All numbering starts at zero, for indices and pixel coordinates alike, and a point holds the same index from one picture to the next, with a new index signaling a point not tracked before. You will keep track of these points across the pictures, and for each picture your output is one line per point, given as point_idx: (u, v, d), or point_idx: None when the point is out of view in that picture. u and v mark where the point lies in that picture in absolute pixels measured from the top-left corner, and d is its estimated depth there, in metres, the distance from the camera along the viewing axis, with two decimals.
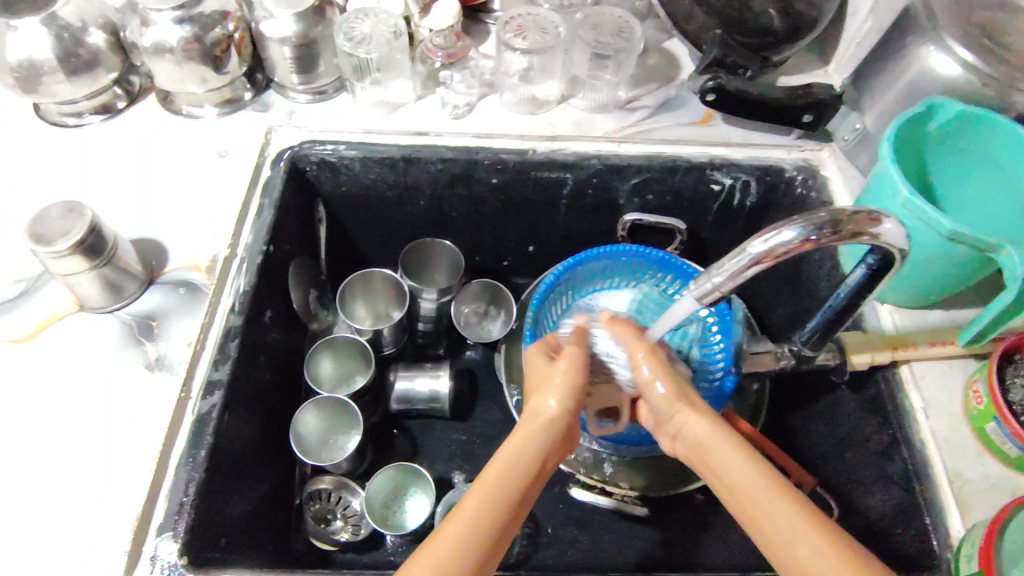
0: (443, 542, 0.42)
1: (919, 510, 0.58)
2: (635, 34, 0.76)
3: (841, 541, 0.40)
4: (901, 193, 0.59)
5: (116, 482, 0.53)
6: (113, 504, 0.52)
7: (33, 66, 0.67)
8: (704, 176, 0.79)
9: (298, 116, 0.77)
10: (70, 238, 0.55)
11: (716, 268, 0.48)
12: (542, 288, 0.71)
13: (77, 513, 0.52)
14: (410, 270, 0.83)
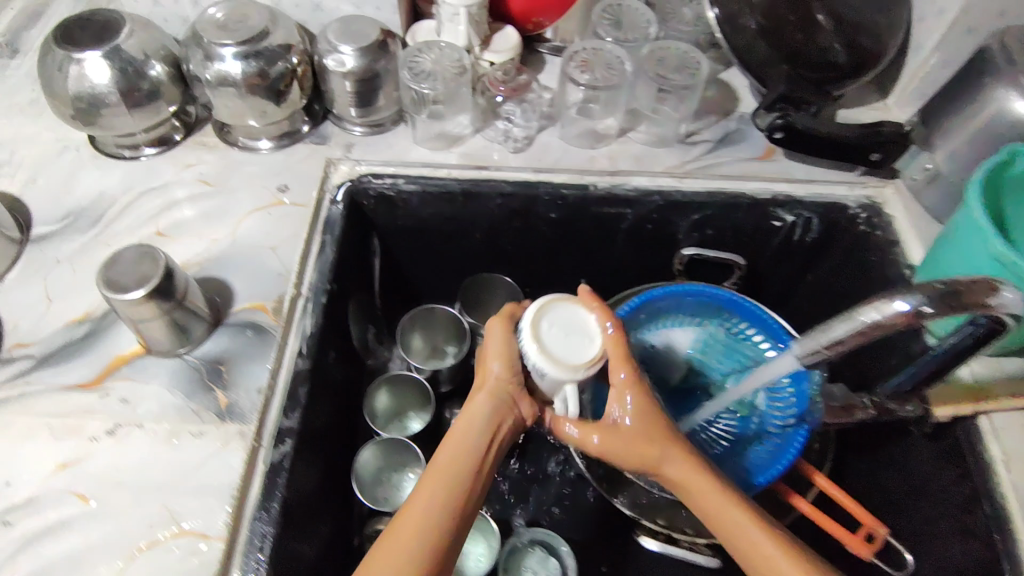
0: (406, 527, 0.51)
1: (1004, 567, 0.56)
2: (701, 71, 0.74)
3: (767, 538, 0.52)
4: (992, 245, 0.57)
5: (190, 537, 0.52)
6: (187, 560, 0.51)
7: (95, 99, 0.66)
8: (766, 213, 0.78)
9: (355, 148, 0.76)
10: (146, 285, 0.54)
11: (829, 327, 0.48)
12: None
13: (150, 569, 0.50)
14: (467, 305, 0.82)
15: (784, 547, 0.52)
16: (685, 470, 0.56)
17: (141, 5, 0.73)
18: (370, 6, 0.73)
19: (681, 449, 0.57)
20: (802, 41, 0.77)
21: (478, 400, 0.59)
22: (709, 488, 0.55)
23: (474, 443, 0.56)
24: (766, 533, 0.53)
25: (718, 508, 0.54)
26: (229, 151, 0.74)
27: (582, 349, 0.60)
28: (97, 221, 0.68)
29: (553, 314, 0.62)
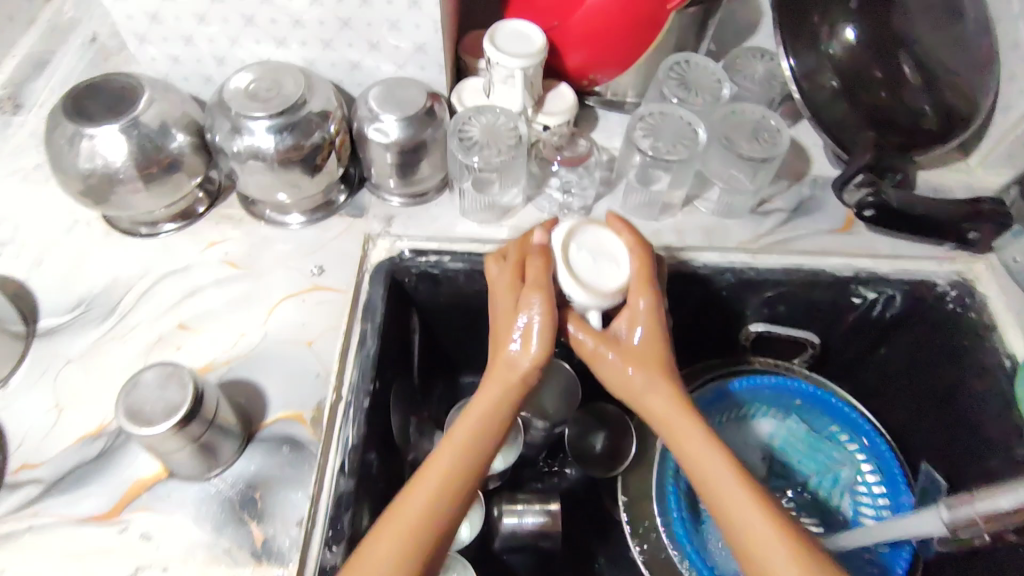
0: (411, 513, 0.47)
1: None
2: (781, 141, 0.66)
3: (771, 515, 0.46)
4: None
5: None
6: None
7: (109, 178, 0.58)
8: (846, 291, 0.71)
9: (396, 221, 0.68)
10: (173, 417, 0.47)
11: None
12: None
13: None
14: None
15: (768, 507, 0.47)
16: (678, 414, 0.52)
17: (159, 64, 0.66)
18: (413, 65, 0.66)
19: (674, 387, 0.54)
20: (888, 103, 0.70)
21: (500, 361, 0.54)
22: (701, 436, 0.51)
23: (484, 397, 0.53)
24: (755, 493, 0.47)
25: (706, 459, 0.50)
26: (256, 225, 0.67)
27: (612, 274, 0.57)
28: (111, 311, 0.61)
29: (581, 238, 0.59)
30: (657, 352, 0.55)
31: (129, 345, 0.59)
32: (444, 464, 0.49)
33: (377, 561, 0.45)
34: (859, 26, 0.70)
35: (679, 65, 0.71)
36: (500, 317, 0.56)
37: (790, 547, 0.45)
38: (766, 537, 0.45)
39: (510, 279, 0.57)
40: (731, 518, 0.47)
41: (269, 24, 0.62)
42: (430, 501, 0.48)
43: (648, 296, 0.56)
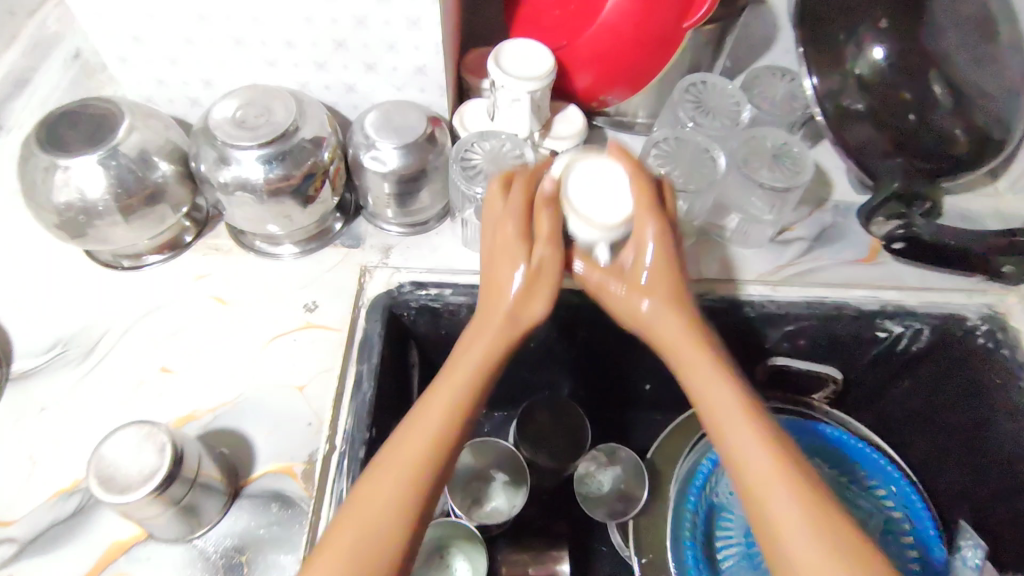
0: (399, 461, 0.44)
1: None
2: (806, 169, 0.62)
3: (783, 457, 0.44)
4: None
5: None
6: None
7: (87, 211, 0.55)
8: (871, 325, 0.67)
9: (395, 252, 0.64)
10: (150, 483, 0.43)
11: None
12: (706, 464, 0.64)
13: None
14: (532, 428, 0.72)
15: (779, 450, 0.44)
16: (689, 349, 0.49)
17: (143, 86, 0.62)
18: (413, 87, 0.62)
19: (682, 318, 0.50)
20: (915, 126, 0.66)
21: (494, 301, 0.50)
22: (711, 373, 0.48)
23: (479, 340, 0.49)
24: (767, 435, 0.45)
25: (717, 396, 0.47)
26: (245, 257, 0.63)
27: (614, 206, 0.53)
28: (89, 351, 0.57)
29: (580, 174, 0.55)
30: (669, 282, 0.51)
31: (108, 390, 0.56)
32: (439, 410, 0.46)
33: (365, 514, 0.42)
34: (888, 45, 0.66)
35: (696, 86, 0.67)
36: (497, 258, 0.51)
37: (802, 494, 0.42)
38: (775, 481, 0.43)
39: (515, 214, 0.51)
40: (738, 457, 0.45)
41: (259, 45, 0.58)
42: (423, 449, 0.44)
43: (655, 221, 0.51)
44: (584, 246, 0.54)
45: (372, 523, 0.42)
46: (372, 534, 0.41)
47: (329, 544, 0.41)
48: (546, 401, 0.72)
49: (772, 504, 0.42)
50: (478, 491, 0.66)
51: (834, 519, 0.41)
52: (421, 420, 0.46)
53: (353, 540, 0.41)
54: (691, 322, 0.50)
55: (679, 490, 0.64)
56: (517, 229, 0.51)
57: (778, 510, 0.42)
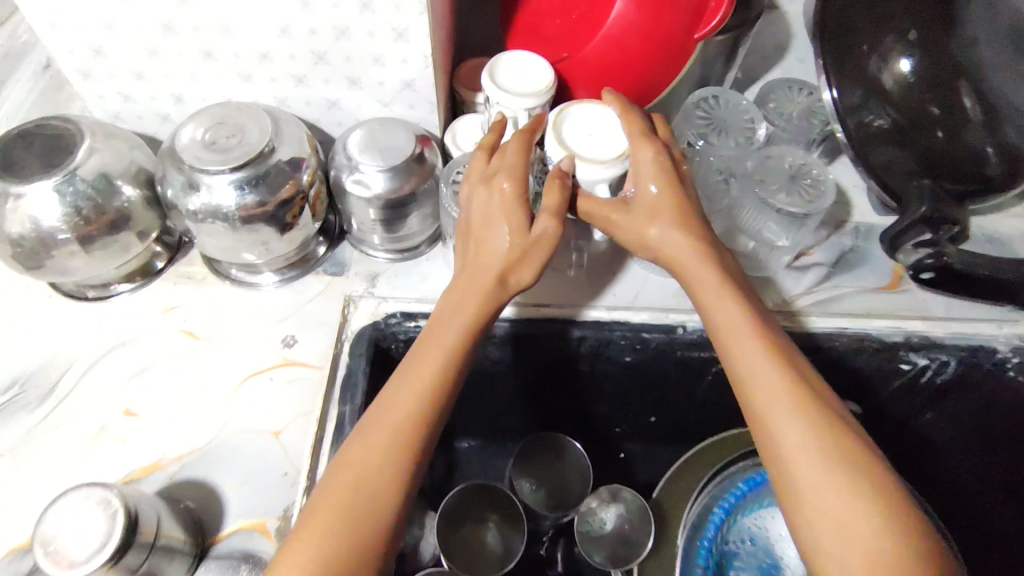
0: (395, 412, 0.43)
1: None
2: (827, 194, 0.57)
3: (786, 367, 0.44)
4: None
5: None
6: None
7: (43, 242, 0.50)
8: (894, 357, 0.62)
9: (381, 281, 0.60)
10: (100, 556, 0.39)
11: None
12: (720, 509, 0.61)
13: None
14: (535, 467, 0.66)
15: (778, 354, 0.45)
16: (691, 261, 0.49)
17: (109, 102, 0.57)
18: (401, 103, 0.58)
19: (687, 232, 0.50)
20: (944, 144, 0.61)
21: (488, 256, 0.48)
22: (713, 284, 0.49)
23: (468, 295, 0.48)
24: (765, 339, 0.46)
25: (718, 304, 0.48)
26: (220, 287, 0.58)
27: (609, 145, 0.53)
28: (48, 392, 0.53)
29: (574, 119, 0.55)
30: (672, 198, 0.51)
31: (66, 435, 0.51)
32: (439, 350, 0.46)
33: (365, 467, 0.41)
34: (916, 57, 0.61)
35: (706, 101, 0.64)
36: (489, 214, 0.49)
37: (797, 396, 0.43)
38: (773, 385, 0.43)
39: (512, 173, 0.50)
40: (742, 374, 0.45)
41: (231, 58, 0.54)
42: (429, 382, 0.44)
43: (651, 145, 0.51)
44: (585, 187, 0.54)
45: (377, 463, 0.41)
46: (377, 480, 0.41)
47: (332, 490, 0.40)
48: (549, 437, 0.66)
49: (769, 407, 0.43)
50: (469, 535, 0.61)
51: (830, 429, 0.42)
52: (423, 358, 0.45)
53: (359, 479, 0.40)
54: (694, 235, 0.50)
55: (689, 537, 0.59)
56: (515, 189, 0.49)
57: (774, 413, 0.43)
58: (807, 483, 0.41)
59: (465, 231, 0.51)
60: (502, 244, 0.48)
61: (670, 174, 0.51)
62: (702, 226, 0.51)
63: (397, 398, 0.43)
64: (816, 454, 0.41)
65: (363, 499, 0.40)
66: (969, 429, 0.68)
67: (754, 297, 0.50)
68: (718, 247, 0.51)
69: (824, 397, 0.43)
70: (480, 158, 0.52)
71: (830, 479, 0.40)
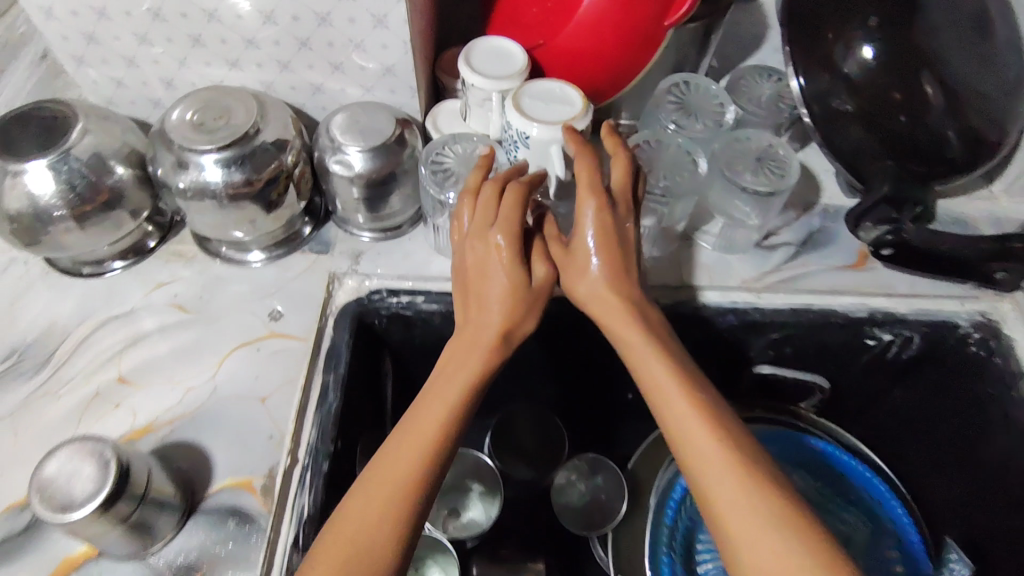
0: (389, 471, 0.43)
1: None
2: (791, 173, 0.60)
3: (716, 425, 0.45)
4: None
5: None
6: None
7: (40, 218, 0.53)
8: (860, 332, 0.65)
9: (365, 258, 0.62)
10: (92, 502, 0.42)
11: None
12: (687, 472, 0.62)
13: None
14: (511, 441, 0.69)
15: (708, 414, 0.45)
16: (619, 322, 0.51)
17: (102, 87, 0.60)
18: (382, 88, 0.60)
19: (620, 292, 0.52)
20: (908, 127, 0.64)
21: (490, 312, 0.50)
22: (645, 350, 0.49)
23: (462, 358, 0.49)
24: (694, 401, 0.46)
25: (649, 370, 0.49)
26: (210, 264, 0.61)
27: (562, 110, 0.55)
28: (45, 361, 0.56)
29: (531, 90, 0.57)
30: (608, 252, 0.51)
31: (62, 401, 0.54)
32: (442, 403, 0.46)
33: (367, 522, 0.41)
34: (878, 44, 0.64)
35: (678, 86, 0.65)
36: (486, 273, 0.50)
37: (730, 457, 0.43)
38: (713, 453, 0.43)
39: (509, 223, 0.50)
40: (680, 441, 0.45)
41: (218, 44, 0.56)
42: (431, 439, 0.44)
43: (594, 201, 0.51)
44: (540, 151, 0.56)
45: (377, 517, 0.41)
46: (375, 538, 0.41)
47: (329, 552, 0.40)
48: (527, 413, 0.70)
49: (705, 470, 0.43)
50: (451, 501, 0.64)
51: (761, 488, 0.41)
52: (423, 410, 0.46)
53: (358, 535, 0.41)
54: (625, 296, 0.52)
55: (659, 500, 0.61)
56: (509, 243, 0.50)
57: (711, 477, 0.42)
58: (745, 548, 0.40)
59: (464, 285, 0.52)
60: (496, 308, 0.50)
61: (614, 233, 0.52)
62: (632, 284, 0.52)
63: (399, 456, 0.44)
64: (756, 517, 0.40)
65: (360, 559, 0.40)
66: (933, 413, 0.68)
67: (685, 360, 0.50)
68: (644, 305, 0.52)
69: (756, 459, 0.43)
70: (468, 202, 0.52)
71: (768, 542, 0.39)
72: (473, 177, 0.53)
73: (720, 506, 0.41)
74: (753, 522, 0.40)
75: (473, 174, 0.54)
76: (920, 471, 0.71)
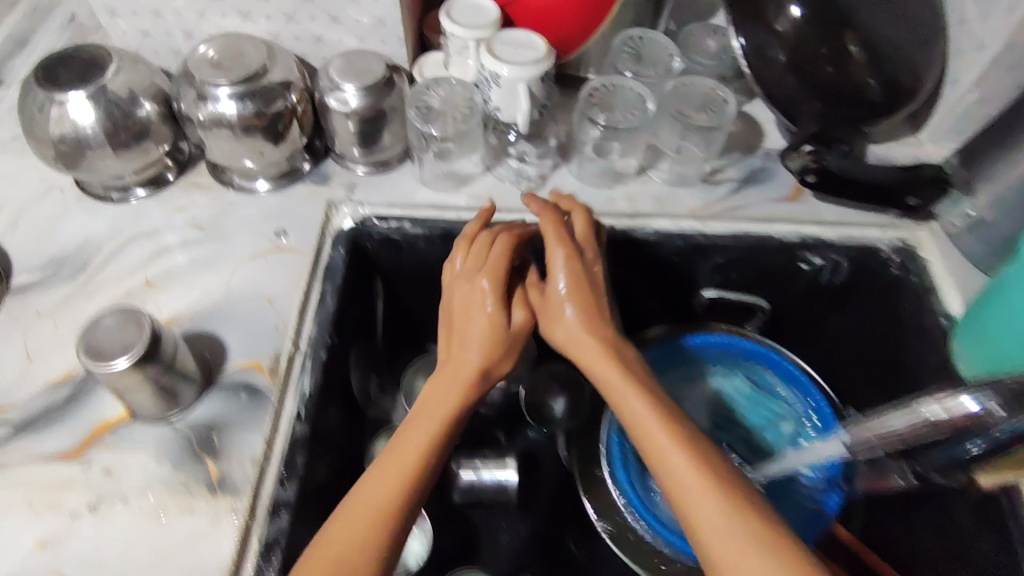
0: (381, 482, 0.51)
1: None
2: (726, 111, 0.69)
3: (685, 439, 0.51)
4: None
5: None
6: None
7: (79, 142, 0.62)
8: (793, 256, 0.73)
9: (359, 188, 0.71)
10: (130, 355, 0.51)
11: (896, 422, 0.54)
12: None
13: None
14: None
15: (674, 430, 0.51)
16: (593, 356, 0.58)
17: (130, 38, 0.69)
18: (374, 38, 0.69)
19: (592, 329, 0.59)
20: (833, 77, 0.73)
21: (468, 349, 0.59)
22: (620, 382, 0.56)
23: (446, 388, 0.57)
24: (662, 420, 0.52)
25: (625, 398, 0.55)
26: (223, 192, 0.70)
27: (528, 53, 0.64)
28: (80, 270, 0.64)
29: (502, 37, 0.65)
30: (579, 299, 0.60)
31: (95, 301, 0.63)
32: (428, 425, 0.55)
33: (360, 523, 0.48)
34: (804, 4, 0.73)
35: (634, 40, 0.75)
36: (467, 316, 0.60)
37: (699, 470, 0.48)
38: (682, 466, 0.49)
39: (493, 272, 0.60)
40: (654, 460, 0.51)
41: None
42: (415, 457, 0.52)
43: (561, 250, 0.61)
44: (509, 89, 0.64)
45: (368, 521, 0.48)
46: (367, 538, 0.48)
47: (324, 550, 0.47)
48: None
49: (682, 484, 0.48)
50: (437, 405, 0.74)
51: (728, 497, 0.47)
52: (413, 431, 0.54)
53: (351, 536, 0.48)
54: (597, 333, 0.59)
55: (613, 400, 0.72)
56: (493, 286, 0.60)
57: (685, 489, 0.48)
58: (716, 550, 0.45)
59: (448, 324, 0.61)
60: (472, 345, 0.59)
61: (580, 280, 0.61)
62: (604, 322, 0.60)
63: (389, 470, 0.52)
64: (722, 520, 0.46)
65: (353, 556, 0.47)
66: (863, 332, 0.76)
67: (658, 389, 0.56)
68: (617, 339, 0.59)
69: (722, 470, 0.49)
70: (463, 247, 0.63)
71: (733, 543, 0.45)
72: (470, 227, 0.65)
73: (693, 515, 0.47)
74: (722, 527, 0.45)
75: (472, 225, 0.65)
76: (854, 386, 0.79)
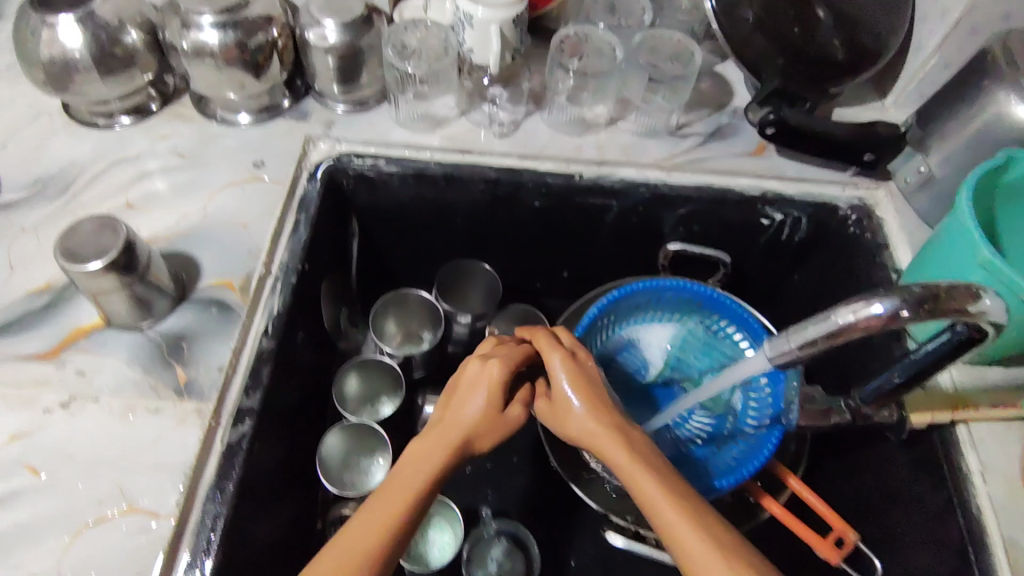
0: (351, 547, 0.45)
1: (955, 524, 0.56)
2: (693, 62, 0.75)
3: (700, 525, 0.46)
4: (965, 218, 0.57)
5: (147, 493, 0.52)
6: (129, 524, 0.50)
7: (67, 64, 0.64)
8: (754, 210, 0.76)
9: (336, 125, 0.74)
10: (103, 258, 0.54)
11: (796, 332, 0.48)
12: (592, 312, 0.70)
13: (93, 533, 0.50)
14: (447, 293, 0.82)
15: (691, 514, 0.46)
16: (600, 441, 0.52)
17: None
18: None
19: (599, 413, 0.54)
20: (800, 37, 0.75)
21: (455, 425, 0.53)
22: (626, 461, 0.50)
23: (430, 457, 0.51)
24: (675, 501, 0.47)
25: (632, 481, 0.50)
26: (206, 124, 0.73)
27: None
28: (64, 189, 0.67)
29: None
30: (586, 393, 0.55)
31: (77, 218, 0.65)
32: (406, 489, 0.48)
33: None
34: None
35: None
36: (464, 395, 0.55)
37: (716, 554, 0.44)
38: (701, 554, 0.44)
39: (504, 359, 0.56)
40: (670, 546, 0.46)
41: None
42: (393, 521, 0.47)
43: (559, 351, 0.57)
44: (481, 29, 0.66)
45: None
46: None
47: None
48: (478, 271, 0.82)
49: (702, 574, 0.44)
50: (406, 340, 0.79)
51: None
52: (392, 492, 0.48)
53: None
54: (604, 419, 0.53)
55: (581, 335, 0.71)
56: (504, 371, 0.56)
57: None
58: None
59: (445, 400, 0.56)
60: (466, 414, 0.53)
61: (583, 375, 0.56)
62: (610, 407, 0.55)
63: (364, 533, 0.46)
64: None
65: None
66: (821, 289, 0.78)
67: (670, 472, 0.51)
68: (625, 425, 0.54)
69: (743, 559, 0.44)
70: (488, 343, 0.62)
71: None
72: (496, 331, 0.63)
73: None
74: None
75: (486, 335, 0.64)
76: None
